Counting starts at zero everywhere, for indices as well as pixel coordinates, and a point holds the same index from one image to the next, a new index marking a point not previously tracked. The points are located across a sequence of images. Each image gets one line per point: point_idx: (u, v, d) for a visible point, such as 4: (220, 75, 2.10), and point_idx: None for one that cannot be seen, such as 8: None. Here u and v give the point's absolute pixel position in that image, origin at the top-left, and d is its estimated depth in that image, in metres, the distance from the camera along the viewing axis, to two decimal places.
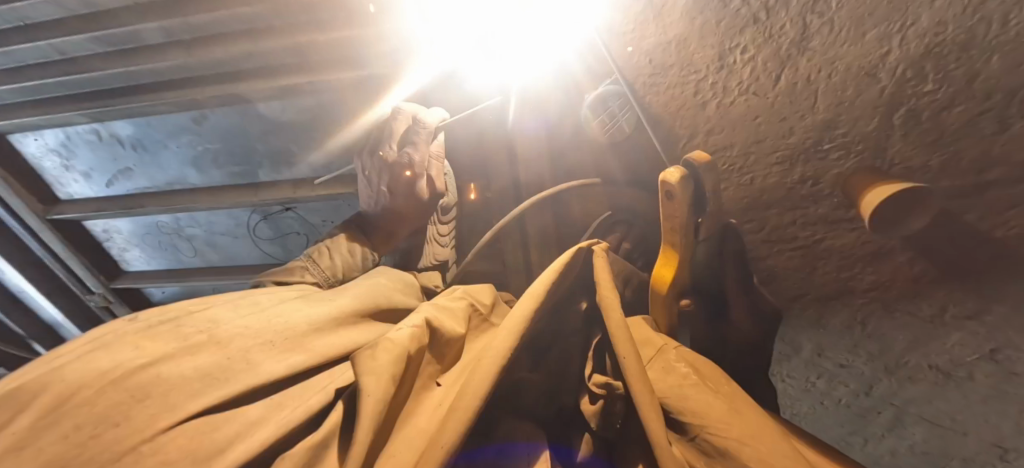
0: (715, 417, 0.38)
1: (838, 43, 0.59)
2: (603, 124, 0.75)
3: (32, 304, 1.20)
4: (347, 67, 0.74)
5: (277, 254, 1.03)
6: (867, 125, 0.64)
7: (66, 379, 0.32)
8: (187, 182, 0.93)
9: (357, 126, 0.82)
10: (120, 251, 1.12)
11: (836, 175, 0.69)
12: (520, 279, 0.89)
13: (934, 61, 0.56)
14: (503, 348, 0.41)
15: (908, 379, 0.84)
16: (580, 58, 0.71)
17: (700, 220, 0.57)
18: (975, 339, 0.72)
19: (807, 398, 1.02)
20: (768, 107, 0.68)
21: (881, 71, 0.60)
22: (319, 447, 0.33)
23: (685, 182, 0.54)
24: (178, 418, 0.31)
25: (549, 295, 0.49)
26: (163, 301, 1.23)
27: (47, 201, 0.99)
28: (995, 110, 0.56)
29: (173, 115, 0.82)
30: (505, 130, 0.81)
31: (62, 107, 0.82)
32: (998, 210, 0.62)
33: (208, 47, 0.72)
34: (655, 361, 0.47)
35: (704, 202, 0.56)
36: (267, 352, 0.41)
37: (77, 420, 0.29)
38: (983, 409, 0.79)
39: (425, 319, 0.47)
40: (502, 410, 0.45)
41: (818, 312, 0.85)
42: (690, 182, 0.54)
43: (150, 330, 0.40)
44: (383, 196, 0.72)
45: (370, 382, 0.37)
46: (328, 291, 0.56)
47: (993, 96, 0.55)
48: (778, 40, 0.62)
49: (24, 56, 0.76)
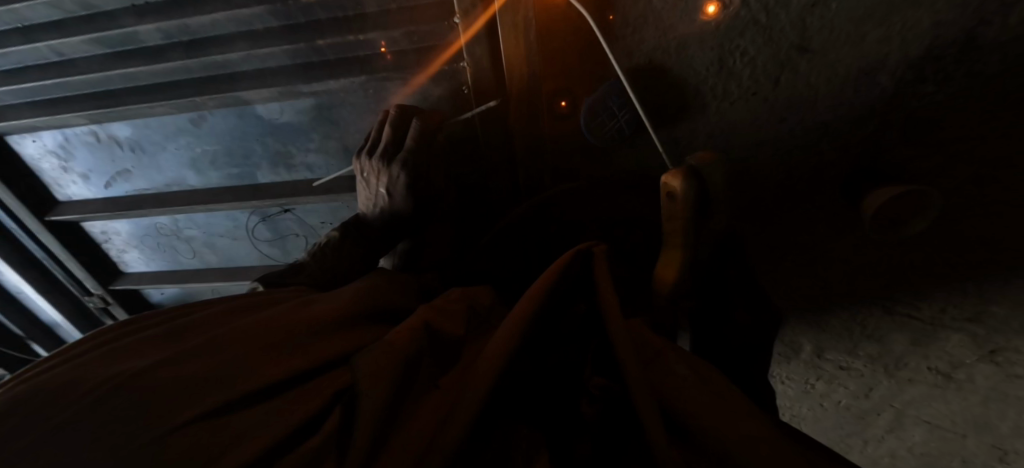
0: (715, 420, 0.38)
1: (838, 45, 0.61)
2: (601, 127, 0.71)
3: (31, 306, 1.20)
4: (344, 69, 0.73)
5: (275, 255, 1.03)
6: (866, 127, 0.65)
7: (63, 386, 0.32)
8: (185, 183, 0.92)
9: (356, 128, 0.81)
10: (118, 252, 1.11)
11: (836, 177, 0.69)
12: (519, 281, 0.89)
13: (933, 63, 0.58)
14: (502, 351, 0.40)
15: (908, 381, 0.85)
16: (580, 59, 0.71)
17: (706, 222, 0.55)
18: (974, 341, 0.74)
19: (807, 400, 1.01)
20: (768, 108, 0.69)
21: (881, 73, 0.61)
22: (317, 451, 0.33)
23: (690, 182, 0.52)
24: (174, 424, 0.31)
25: (547, 297, 0.48)
26: (162, 302, 1.23)
27: (45, 203, 0.99)
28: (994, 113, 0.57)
29: (171, 117, 0.82)
30: (502, 134, 0.78)
31: (59, 108, 0.82)
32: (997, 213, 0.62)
33: (205, 48, 0.72)
34: (655, 363, 0.46)
35: (709, 202, 0.54)
36: (264, 355, 0.41)
37: (72, 427, 0.29)
38: (982, 410, 0.81)
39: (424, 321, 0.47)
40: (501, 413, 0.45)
41: (818, 314, 0.85)
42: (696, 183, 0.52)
43: (146, 334, 0.40)
44: (381, 198, 0.73)
45: (370, 386, 0.37)
46: (326, 294, 0.55)
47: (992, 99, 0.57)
48: (778, 42, 0.64)
49: (22, 57, 0.76)
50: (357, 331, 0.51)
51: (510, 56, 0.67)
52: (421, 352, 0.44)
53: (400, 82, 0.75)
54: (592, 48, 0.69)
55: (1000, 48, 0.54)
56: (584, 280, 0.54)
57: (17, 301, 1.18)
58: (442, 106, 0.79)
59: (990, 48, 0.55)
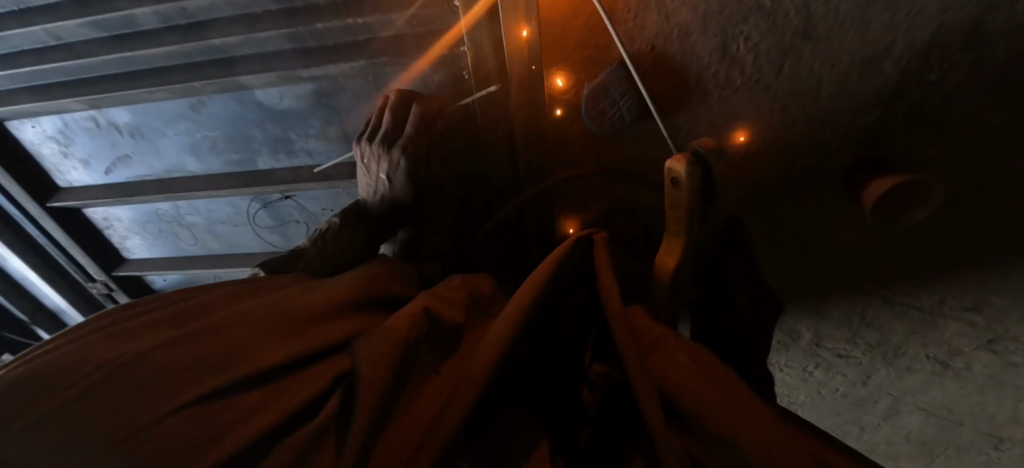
0: (713, 405, 0.38)
1: (843, 31, 0.60)
2: (602, 114, 0.70)
3: (35, 293, 1.21)
4: (343, 55, 0.73)
5: (277, 242, 1.04)
6: (869, 115, 0.64)
7: (69, 367, 0.32)
8: (186, 170, 0.92)
9: (356, 115, 0.80)
10: (120, 239, 1.12)
11: (838, 166, 0.69)
12: (521, 269, 0.89)
13: (939, 50, 0.57)
14: (502, 336, 0.41)
15: (906, 369, 0.87)
16: (581, 45, 0.69)
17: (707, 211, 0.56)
18: (974, 330, 0.76)
19: (804, 388, 1.02)
20: (771, 96, 0.68)
21: (885, 61, 0.60)
22: (318, 434, 0.34)
23: (693, 170, 0.51)
24: (180, 403, 0.31)
25: (546, 286, 0.48)
26: (164, 288, 1.23)
27: (45, 190, 0.99)
28: (997, 101, 0.57)
29: (171, 101, 0.81)
30: (503, 122, 0.77)
31: (57, 94, 0.81)
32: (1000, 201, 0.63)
33: (203, 33, 0.71)
34: (654, 348, 0.47)
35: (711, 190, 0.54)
36: (266, 339, 0.41)
37: (82, 405, 0.29)
38: (978, 397, 0.84)
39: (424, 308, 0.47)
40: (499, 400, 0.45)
41: (818, 302, 0.85)
42: (699, 171, 0.51)
43: (148, 317, 0.40)
44: (382, 184, 0.73)
45: (369, 371, 0.37)
46: (329, 280, 0.56)
47: (997, 88, 0.56)
48: (782, 28, 0.63)
49: (19, 41, 0.75)
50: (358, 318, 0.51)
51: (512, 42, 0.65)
52: (422, 338, 0.45)
53: (401, 68, 0.75)
54: (594, 32, 0.68)
55: (1007, 35, 0.53)
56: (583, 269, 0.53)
57: (22, 289, 1.19)
58: (443, 93, 0.78)
59: (998, 35, 0.53)
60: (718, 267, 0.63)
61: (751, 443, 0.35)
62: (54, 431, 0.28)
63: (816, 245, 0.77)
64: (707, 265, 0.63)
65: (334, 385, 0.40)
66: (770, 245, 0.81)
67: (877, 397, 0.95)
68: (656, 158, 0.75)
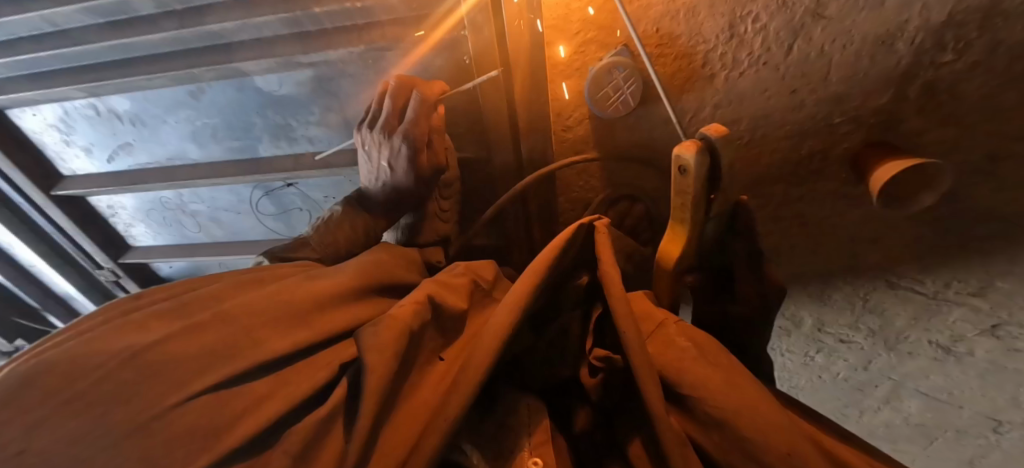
0: (715, 388, 0.39)
1: (856, 9, 0.58)
2: (606, 99, 0.69)
3: (44, 281, 1.22)
4: (341, 39, 0.71)
5: (280, 229, 1.04)
6: (879, 98, 0.63)
7: (78, 358, 0.32)
8: (188, 157, 0.92)
9: (357, 100, 0.80)
10: (126, 227, 1.12)
11: (844, 150, 0.68)
12: (524, 255, 0.90)
13: (954, 30, 0.55)
14: (504, 324, 0.41)
15: (908, 354, 0.87)
16: (584, 28, 0.68)
17: (713, 197, 0.56)
18: (977, 316, 0.76)
19: (805, 373, 1.03)
20: (779, 78, 0.66)
21: (898, 41, 0.58)
22: (327, 420, 0.35)
23: (702, 156, 0.50)
24: (189, 394, 0.32)
25: (546, 273, 0.47)
26: (171, 276, 1.25)
27: (49, 178, 0.99)
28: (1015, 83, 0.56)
29: (170, 88, 0.80)
30: (507, 106, 0.76)
31: (57, 82, 0.80)
32: (1009, 186, 0.62)
33: (200, 18, 0.70)
34: (656, 332, 0.47)
35: (718, 178, 0.54)
36: (269, 327, 0.41)
37: (91, 397, 0.30)
38: (979, 381, 0.85)
39: (426, 295, 0.47)
40: (502, 384, 0.46)
41: (821, 288, 0.84)
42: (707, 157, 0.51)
43: (154, 308, 0.40)
44: (383, 173, 0.72)
45: (375, 360, 0.37)
46: (332, 267, 0.56)
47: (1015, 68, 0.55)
48: (792, 7, 0.60)
49: (15, 29, 0.73)
50: (361, 305, 0.51)
51: (512, 27, 0.62)
52: (425, 326, 0.45)
53: (401, 53, 0.73)
54: (597, 13, 0.66)
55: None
56: (583, 255, 0.53)
57: (31, 277, 1.21)
58: (444, 77, 0.77)
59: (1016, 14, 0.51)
60: (722, 253, 0.62)
61: (752, 425, 0.36)
62: (66, 423, 0.28)
63: (821, 230, 0.77)
64: (711, 250, 0.63)
65: (341, 373, 0.40)
66: (774, 230, 0.80)
67: (878, 382, 0.95)
68: (661, 143, 0.74)
